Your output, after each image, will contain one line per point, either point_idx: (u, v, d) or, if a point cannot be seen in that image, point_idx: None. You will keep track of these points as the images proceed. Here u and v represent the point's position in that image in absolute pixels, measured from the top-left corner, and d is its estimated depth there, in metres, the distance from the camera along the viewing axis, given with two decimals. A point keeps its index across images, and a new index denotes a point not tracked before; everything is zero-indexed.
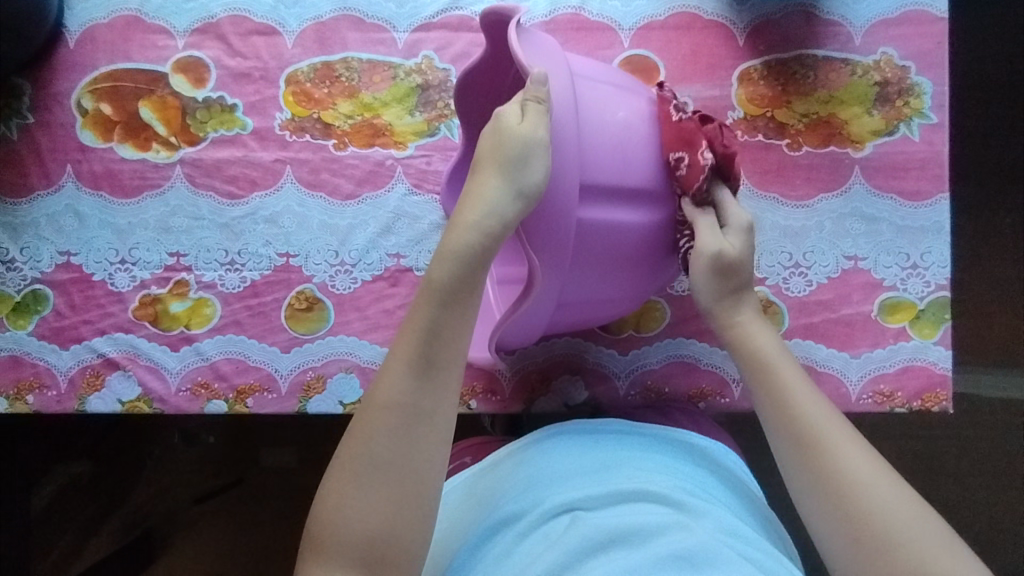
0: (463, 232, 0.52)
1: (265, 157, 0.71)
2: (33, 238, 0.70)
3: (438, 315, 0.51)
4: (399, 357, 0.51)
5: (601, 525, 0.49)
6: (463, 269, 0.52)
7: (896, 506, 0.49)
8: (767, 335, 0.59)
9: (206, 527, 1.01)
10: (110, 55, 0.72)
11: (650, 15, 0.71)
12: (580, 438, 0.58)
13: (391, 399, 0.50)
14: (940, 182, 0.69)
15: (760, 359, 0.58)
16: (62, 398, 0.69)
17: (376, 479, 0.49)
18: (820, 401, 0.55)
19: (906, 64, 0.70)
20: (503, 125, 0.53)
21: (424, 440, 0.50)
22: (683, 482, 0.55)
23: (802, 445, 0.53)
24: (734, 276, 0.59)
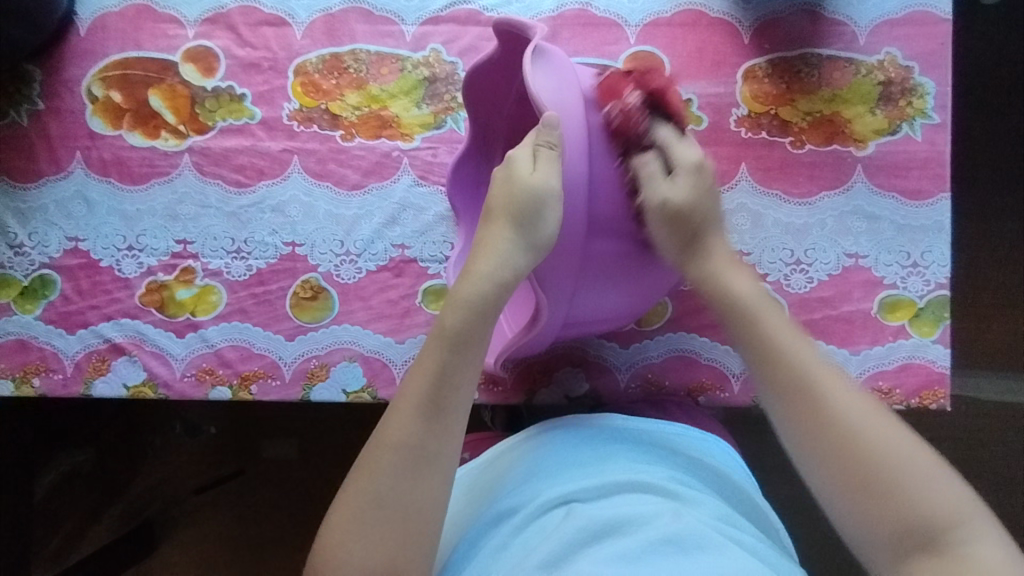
0: (475, 280, 0.54)
1: (273, 146, 0.71)
2: (41, 223, 0.71)
3: (448, 361, 0.53)
4: (408, 398, 0.52)
5: (595, 514, 0.49)
6: (472, 316, 0.53)
7: (916, 470, 0.49)
8: (745, 277, 0.58)
9: (205, 517, 1.02)
10: (121, 43, 0.73)
11: (657, 12, 0.72)
12: (577, 432, 0.59)
13: (399, 439, 0.51)
14: (942, 181, 0.70)
15: (746, 314, 0.56)
16: (68, 381, 0.69)
17: (379, 519, 0.49)
18: (836, 377, 0.53)
19: (910, 64, 0.70)
20: (515, 173, 0.54)
21: (432, 482, 0.51)
22: (677, 474, 0.56)
23: (804, 397, 0.52)
24: (688, 225, 0.57)
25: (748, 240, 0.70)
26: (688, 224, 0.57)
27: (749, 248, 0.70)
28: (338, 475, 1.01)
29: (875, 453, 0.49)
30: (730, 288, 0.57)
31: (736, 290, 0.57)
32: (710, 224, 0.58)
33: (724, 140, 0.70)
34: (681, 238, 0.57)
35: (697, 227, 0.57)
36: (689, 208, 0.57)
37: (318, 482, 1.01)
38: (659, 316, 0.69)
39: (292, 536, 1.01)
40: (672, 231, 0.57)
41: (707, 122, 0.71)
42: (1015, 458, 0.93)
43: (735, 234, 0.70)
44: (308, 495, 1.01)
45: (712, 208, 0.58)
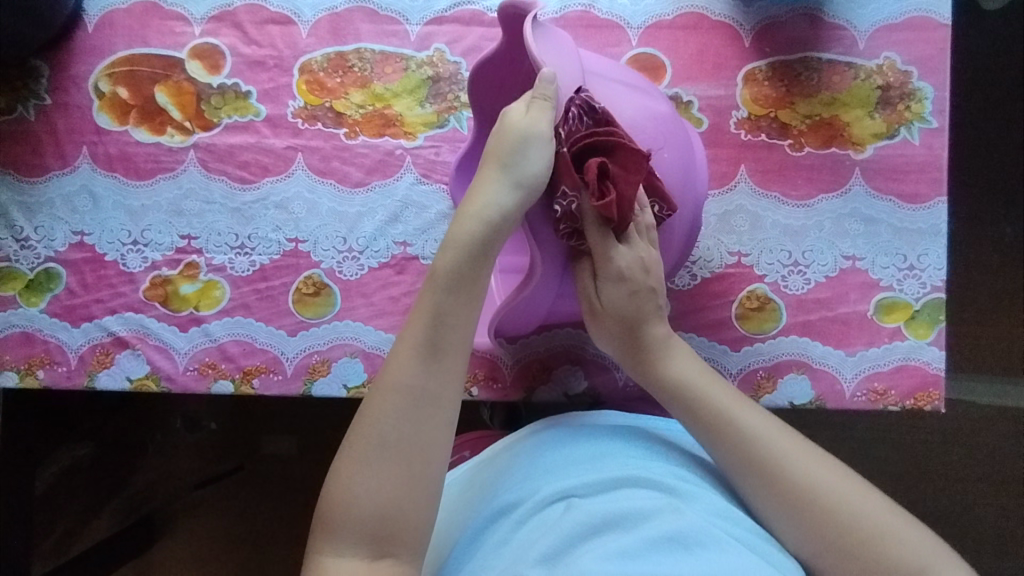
0: (471, 219, 0.54)
1: (277, 143, 0.72)
2: (47, 217, 0.72)
3: (445, 302, 0.53)
4: (406, 342, 0.53)
5: (595, 510, 0.50)
6: (470, 252, 0.54)
7: (856, 501, 0.52)
8: (685, 358, 0.60)
9: (204, 512, 1.03)
10: (128, 40, 0.73)
11: (659, 14, 0.73)
12: (574, 426, 0.60)
13: (399, 381, 0.52)
14: (939, 185, 0.70)
15: (689, 386, 0.59)
16: (71, 373, 0.70)
17: (387, 452, 0.50)
18: (768, 421, 0.57)
19: (909, 69, 0.71)
20: (508, 118, 0.55)
21: (434, 415, 0.52)
22: (675, 467, 0.56)
23: (747, 460, 0.55)
24: (626, 318, 0.60)
25: (746, 241, 0.70)
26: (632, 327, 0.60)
27: (747, 249, 0.70)
28: None
29: (813, 491, 0.53)
30: (675, 373, 0.59)
31: (676, 376, 0.59)
32: (654, 304, 0.61)
33: (724, 142, 0.71)
34: (626, 342, 0.61)
35: (636, 322, 0.60)
36: (632, 270, 0.58)
37: (317, 478, 1.02)
38: None
39: (291, 531, 1.01)
40: (621, 340, 0.61)
41: (708, 124, 0.71)
42: (1008, 462, 0.94)
43: (734, 235, 0.71)
44: (307, 491, 1.02)
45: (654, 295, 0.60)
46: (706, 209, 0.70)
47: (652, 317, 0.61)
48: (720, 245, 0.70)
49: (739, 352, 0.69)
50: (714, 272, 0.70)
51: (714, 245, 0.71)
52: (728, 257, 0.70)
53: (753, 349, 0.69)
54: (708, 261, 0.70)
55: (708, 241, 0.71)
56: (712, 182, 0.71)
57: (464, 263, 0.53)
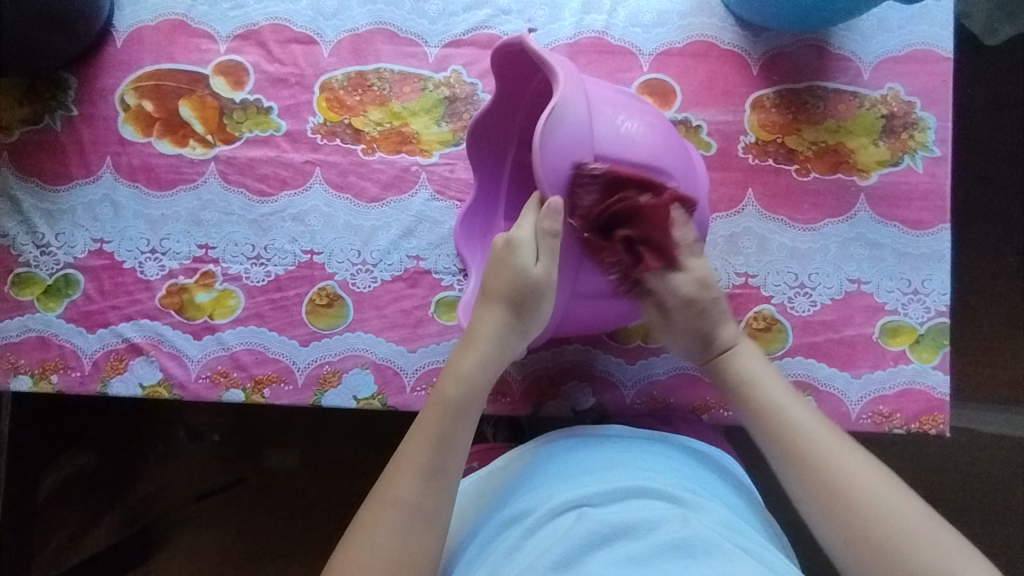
0: (478, 360, 0.59)
1: (296, 158, 0.74)
2: (68, 224, 0.73)
3: (463, 391, 0.57)
4: (427, 419, 0.56)
5: (606, 519, 0.50)
6: (472, 391, 0.57)
7: (896, 507, 0.51)
8: (748, 352, 0.62)
9: (204, 525, 1.02)
10: (155, 55, 0.76)
11: (670, 42, 0.75)
12: (587, 441, 0.60)
13: (417, 453, 0.54)
14: (942, 213, 0.72)
15: (750, 380, 0.60)
16: (85, 379, 0.71)
17: (400, 514, 0.52)
18: (823, 426, 0.57)
19: (912, 100, 0.73)
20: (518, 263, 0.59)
21: (446, 493, 0.54)
22: (686, 480, 0.57)
23: (793, 449, 0.56)
24: (698, 325, 0.62)
25: (753, 263, 0.72)
26: (698, 320, 0.62)
27: (754, 270, 0.71)
28: (340, 485, 1.01)
29: (856, 489, 0.53)
30: (736, 365, 0.61)
31: (737, 368, 0.61)
32: (722, 309, 0.62)
33: (732, 166, 0.73)
34: (700, 342, 0.63)
35: (705, 314, 0.61)
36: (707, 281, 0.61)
37: (320, 492, 1.02)
38: None
39: (290, 546, 1.01)
40: (688, 333, 0.63)
41: (716, 148, 0.73)
42: (1010, 490, 0.94)
43: (741, 256, 0.72)
44: (309, 505, 1.02)
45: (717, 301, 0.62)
46: (714, 230, 0.72)
47: (725, 317, 0.62)
48: (728, 265, 0.72)
49: None
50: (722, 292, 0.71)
51: (721, 266, 0.72)
52: (735, 277, 0.71)
53: None
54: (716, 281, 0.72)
55: (716, 262, 0.72)
56: (720, 204, 0.73)
57: (470, 396, 0.57)
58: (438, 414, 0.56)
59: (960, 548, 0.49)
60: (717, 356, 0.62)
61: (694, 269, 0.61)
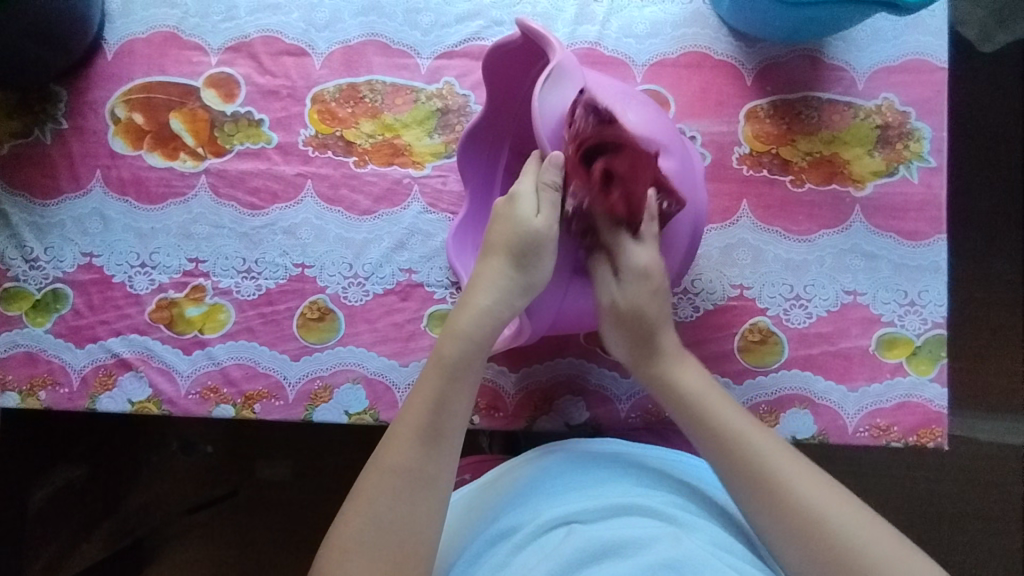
0: (475, 317, 0.57)
1: (288, 170, 0.74)
2: (57, 238, 0.73)
3: (461, 351, 0.56)
4: (427, 380, 0.56)
5: (596, 536, 0.50)
6: (471, 349, 0.57)
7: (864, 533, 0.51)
8: (692, 369, 0.60)
9: (196, 538, 1.01)
10: (145, 68, 0.75)
11: (663, 53, 0.75)
12: (581, 454, 0.59)
13: (416, 416, 0.54)
14: (938, 223, 0.71)
15: (693, 395, 0.58)
16: (73, 395, 0.70)
17: (397, 480, 0.52)
18: (770, 440, 0.56)
19: (906, 110, 0.73)
20: (519, 215, 0.59)
21: (444, 456, 0.54)
22: (677, 498, 0.56)
23: (746, 475, 0.54)
24: (641, 329, 0.60)
25: (748, 274, 0.71)
26: (637, 327, 0.60)
27: (750, 282, 0.71)
28: (333, 498, 1.00)
29: (817, 516, 0.52)
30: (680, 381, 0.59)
31: (687, 386, 0.59)
32: (652, 318, 0.60)
33: (726, 176, 0.72)
34: (640, 349, 0.61)
35: (650, 331, 0.60)
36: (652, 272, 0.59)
37: (313, 505, 1.00)
38: None
39: (283, 558, 1.00)
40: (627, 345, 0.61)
41: (710, 159, 0.73)
42: (1009, 502, 0.93)
43: (736, 268, 0.71)
44: (301, 518, 1.00)
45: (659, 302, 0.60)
46: (709, 242, 0.71)
47: (666, 321, 0.61)
48: (722, 277, 0.71)
49: (741, 385, 0.69)
50: (716, 304, 0.71)
51: (716, 278, 0.71)
52: (730, 289, 0.71)
53: (755, 383, 0.69)
54: (711, 293, 0.71)
55: (710, 274, 0.71)
56: (714, 216, 0.72)
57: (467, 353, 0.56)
58: (437, 376, 0.55)
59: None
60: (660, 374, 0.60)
61: (648, 250, 0.59)
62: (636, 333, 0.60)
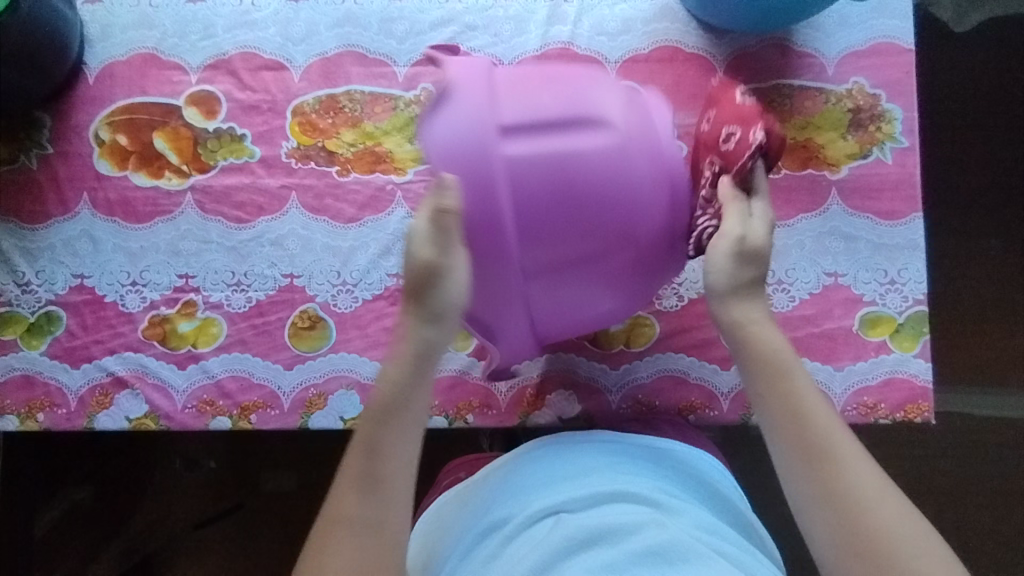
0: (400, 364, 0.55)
1: (272, 183, 0.75)
2: (48, 261, 0.74)
3: (394, 392, 0.55)
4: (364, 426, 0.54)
5: (584, 524, 0.50)
6: (401, 391, 0.55)
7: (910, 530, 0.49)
8: (776, 334, 0.57)
9: (203, 553, 1.01)
10: (127, 89, 0.76)
11: (636, 48, 0.76)
12: (570, 446, 0.60)
13: (359, 465, 0.53)
14: (914, 202, 0.73)
15: (776, 360, 0.56)
16: (72, 415, 0.71)
17: (352, 530, 0.51)
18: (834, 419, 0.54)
19: (877, 93, 0.74)
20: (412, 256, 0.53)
21: (397, 501, 0.53)
22: (662, 483, 0.57)
23: (817, 450, 0.53)
24: (758, 258, 0.57)
25: None
26: (752, 257, 0.57)
27: None
28: None
29: (877, 497, 0.50)
30: (766, 346, 0.56)
31: (771, 350, 0.56)
32: (763, 257, 0.57)
33: None
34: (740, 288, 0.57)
35: (765, 270, 0.58)
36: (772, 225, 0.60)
37: (317, 513, 1.01)
38: (647, 336, 0.71)
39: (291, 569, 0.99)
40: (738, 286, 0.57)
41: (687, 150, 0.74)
42: (1004, 473, 0.94)
43: None
44: (307, 528, 1.00)
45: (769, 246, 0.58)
46: None
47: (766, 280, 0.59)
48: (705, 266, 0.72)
49: (729, 371, 0.70)
50: (700, 292, 0.72)
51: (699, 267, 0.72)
52: None
53: None
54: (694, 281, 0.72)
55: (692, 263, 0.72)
56: None
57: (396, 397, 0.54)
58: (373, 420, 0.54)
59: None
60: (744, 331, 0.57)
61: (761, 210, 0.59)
62: (753, 267, 0.57)
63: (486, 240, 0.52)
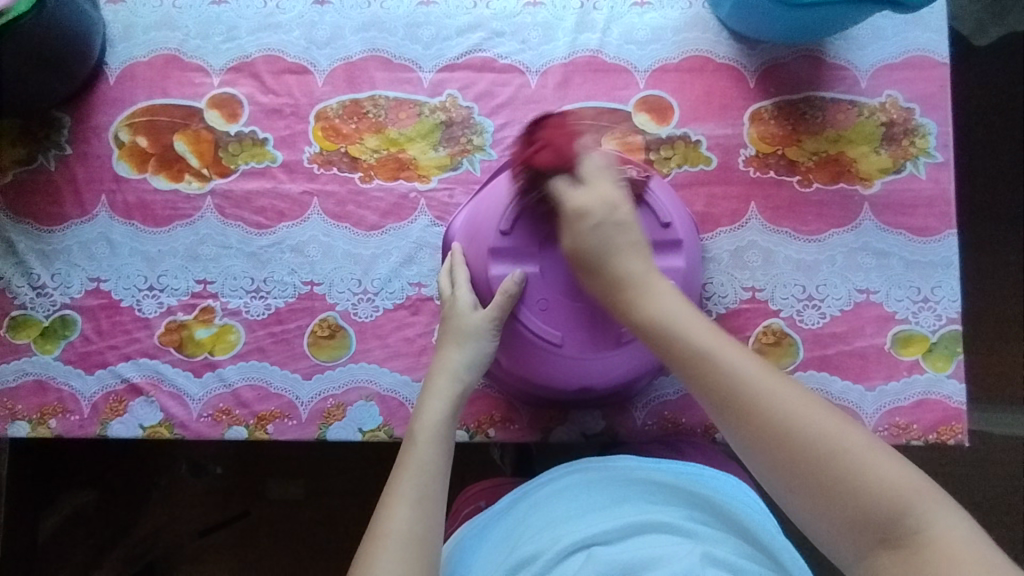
0: (442, 395, 0.58)
1: (293, 189, 0.73)
2: (64, 264, 0.72)
3: (445, 410, 0.57)
4: (420, 433, 0.56)
5: (616, 559, 0.50)
6: (447, 410, 0.58)
7: (883, 470, 0.43)
8: (668, 299, 0.52)
9: (210, 561, 0.97)
10: (148, 91, 0.75)
11: (665, 58, 0.75)
12: (593, 473, 0.58)
13: (416, 468, 0.53)
14: (948, 218, 0.71)
15: (672, 325, 0.51)
16: (84, 422, 0.69)
17: (403, 544, 0.49)
18: (763, 366, 0.48)
19: (911, 106, 0.73)
20: (457, 312, 0.61)
21: (439, 514, 0.52)
22: (693, 510, 0.55)
23: (730, 403, 0.47)
24: (597, 252, 0.55)
25: (760, 276, 0.71)
26: (593, 258, 0.55)
27: (761, 284, 0.70)
28: (346, 518, 0.97)
29: (832, 447, 0.44)
30: (652, 313, 0.52)
31: (654, 313, 0.52)
32: (626, 240, 0.55)
33: (733, 179, 0.72)
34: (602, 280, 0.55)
35: (601, 260, 0.55)
36: (609, 202, 0.56)
37: (326, 524, 0.98)
38: None
39: None
40: (597, 284, 0.55)
41: (717, 162, 0.72)
42: None
43: (747, 271, 0.71)
44: (314, 539, 0.97)
45: (634, 227, 0.56)
46: (719, 246, 0.71)
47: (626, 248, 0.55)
48: (734, 280, 0.71)
49: None
50: (729, 307, 0.70)
51: (728, 281, 0.71)
52: (742, 292, 0.70)
53: None
54: (723, 297, 0.70)
55: (721, 277, 0.71)
56: (724, 219, 0.72)
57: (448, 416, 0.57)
58: (427, 429, 0.56)
59: (953, 519, 0.41)
60: (629, 308, 0.53)
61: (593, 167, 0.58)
62: (599, 262, 0.55)
63: None
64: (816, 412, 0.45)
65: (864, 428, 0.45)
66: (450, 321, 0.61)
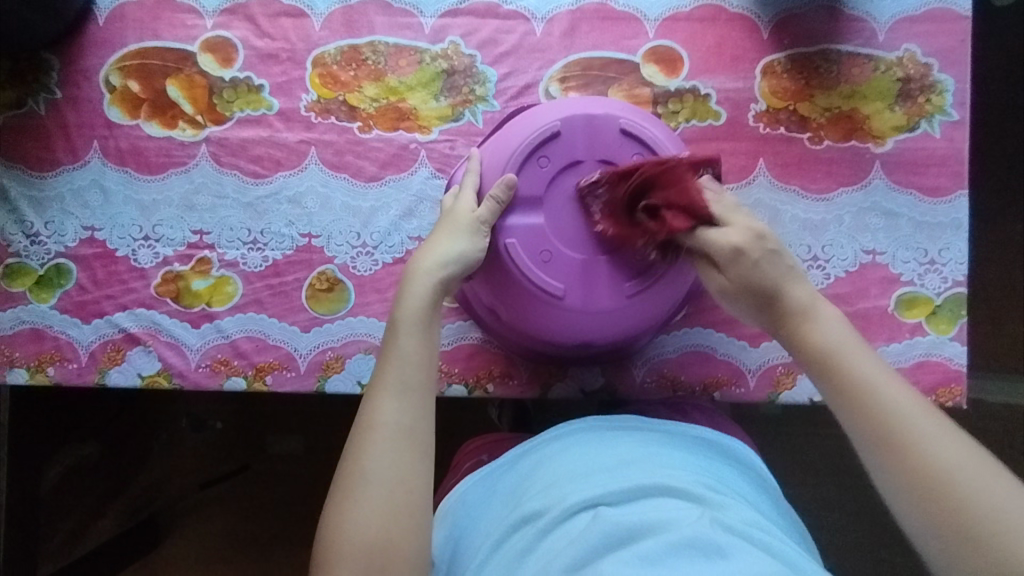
0: (424, 281, 0.55)
1: (290, 137, 0.71)
2: (57, 212, 0.71)
3: (427, 292, 0.55)
4: (402, 316, 0.54)
5: (623, 519, 0.46)
6: (429, 292, 0.55)
7: (998, 494, 0.43)
8: (836, 325, 0.52)
9: (208, 513, 0.99)
10: (139, 33, 0.73)
11: (676, 6, 0.72)
12: (603, 441, 0.56)
13: (399, 357, 0.52)
14: (960, 179, 0.70)
15: (829, 359, 0.51)
16: (82, 371, 0.69)
17: (390, 437, 0.49)
18: (908, 391, 0.48)
19: (929, 61, 0.70)
20: (457, 209, 0.59)
21: (428, 404, 0.51)
22: (706, 478, 0.53)
23: (878, 432, 0.47)
24: (758, 291, 0.54)
25: None
26: (757, 293, 0.54)
27: None
28: None
29: (951, 474, 0.44)
30: (812, 342, 0.52)
31: (818, 343, 0.51)
32: (785, 266, 0.54)
33: (743, 135, 0.70)
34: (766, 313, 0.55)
35: (773, 287, 0.54)
36: (760, 232, 0.54)
37: (325, 477, 0.99)
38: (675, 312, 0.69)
39: (295, 531, 0.98)
40: (744, 302, 0.56)
41: (726, 117, 0.70)
42: None
43: None
44: (313, 492, 0.99)
45: (789, 253, 0.54)
46: None
47: (791, 277, 0.54)
48: None
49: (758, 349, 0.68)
50: None
51: None
52: None
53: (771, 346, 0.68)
54: None
55: None
56: (730, 176, 0.70)
57: (432, 296, 0.54)
58: (411, 310, 0.54)
59: None
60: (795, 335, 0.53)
61: (736, 228, 0.55)
62: (773, 297, 0.54)
63: (464, 304, 0.68)
64: (953, 438, 0.46)
65: (993, 459, 0.45)
66: (412, 263, 0.57)
